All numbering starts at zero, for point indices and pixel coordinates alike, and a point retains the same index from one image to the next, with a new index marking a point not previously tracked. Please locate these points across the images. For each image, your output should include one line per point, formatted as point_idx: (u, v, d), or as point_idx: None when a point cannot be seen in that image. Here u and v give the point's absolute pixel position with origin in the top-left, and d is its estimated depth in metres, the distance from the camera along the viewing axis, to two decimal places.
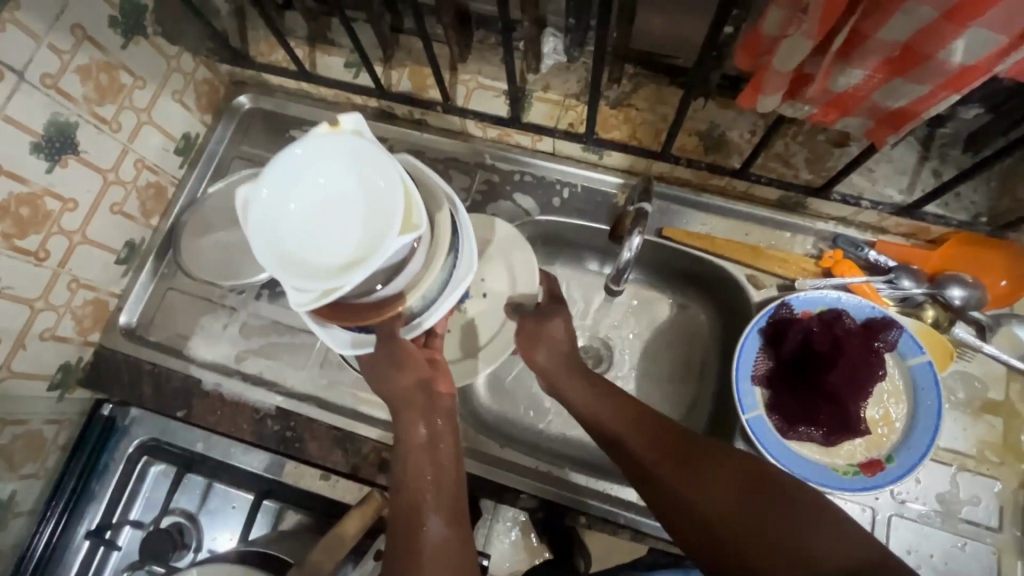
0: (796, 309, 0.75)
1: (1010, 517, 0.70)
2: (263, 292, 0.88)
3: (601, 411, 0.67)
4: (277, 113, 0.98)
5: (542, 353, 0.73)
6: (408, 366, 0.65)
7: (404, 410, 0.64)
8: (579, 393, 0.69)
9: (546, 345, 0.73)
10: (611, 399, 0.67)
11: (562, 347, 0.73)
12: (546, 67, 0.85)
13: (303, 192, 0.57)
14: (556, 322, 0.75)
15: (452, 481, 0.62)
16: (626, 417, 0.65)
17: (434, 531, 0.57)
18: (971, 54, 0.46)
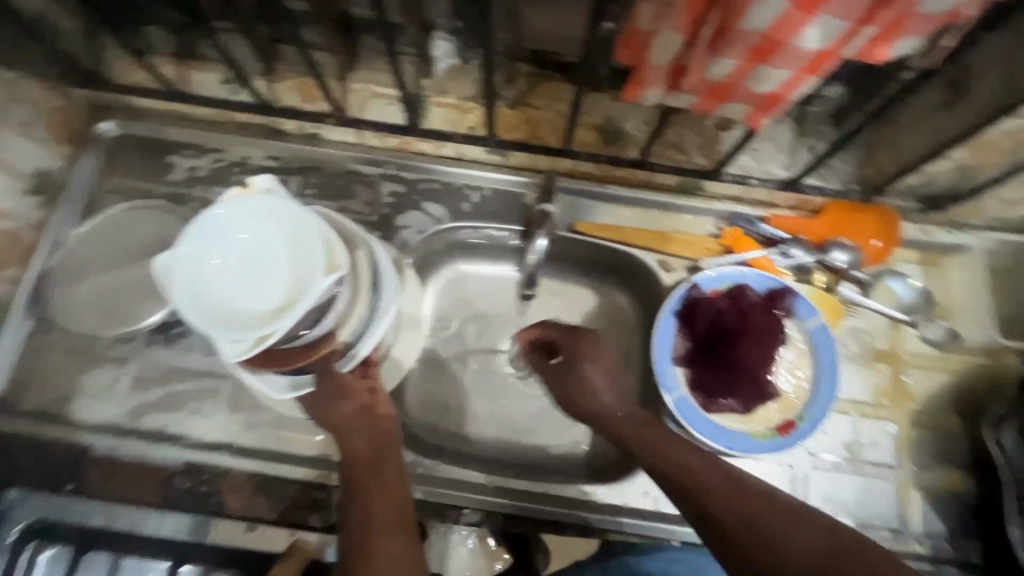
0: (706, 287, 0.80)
1: (904, 453, 0.78)
2: (156, 337, 0.79)
3: (649, 440, 0.63)
4: (149, 137, 0.88)
5: (590, 381, 0.70)
6: (340, 390, 0.67)
7: (343, 430, 0.65)
8: (629, 426, 0.66)
9: (585, 382, 0.70)
10: (660, 432, 0.63)
11: (600, 376, 0.70)
12: (440, 71, 0.83)
13: (226, 250, 0.62)
14: (596, 354, 0.72)
15: (392, 492, 0.61)
16: (656, 443, 0.62)
17: (384, 531, 0.58)
18: (823, 39, 0.50)
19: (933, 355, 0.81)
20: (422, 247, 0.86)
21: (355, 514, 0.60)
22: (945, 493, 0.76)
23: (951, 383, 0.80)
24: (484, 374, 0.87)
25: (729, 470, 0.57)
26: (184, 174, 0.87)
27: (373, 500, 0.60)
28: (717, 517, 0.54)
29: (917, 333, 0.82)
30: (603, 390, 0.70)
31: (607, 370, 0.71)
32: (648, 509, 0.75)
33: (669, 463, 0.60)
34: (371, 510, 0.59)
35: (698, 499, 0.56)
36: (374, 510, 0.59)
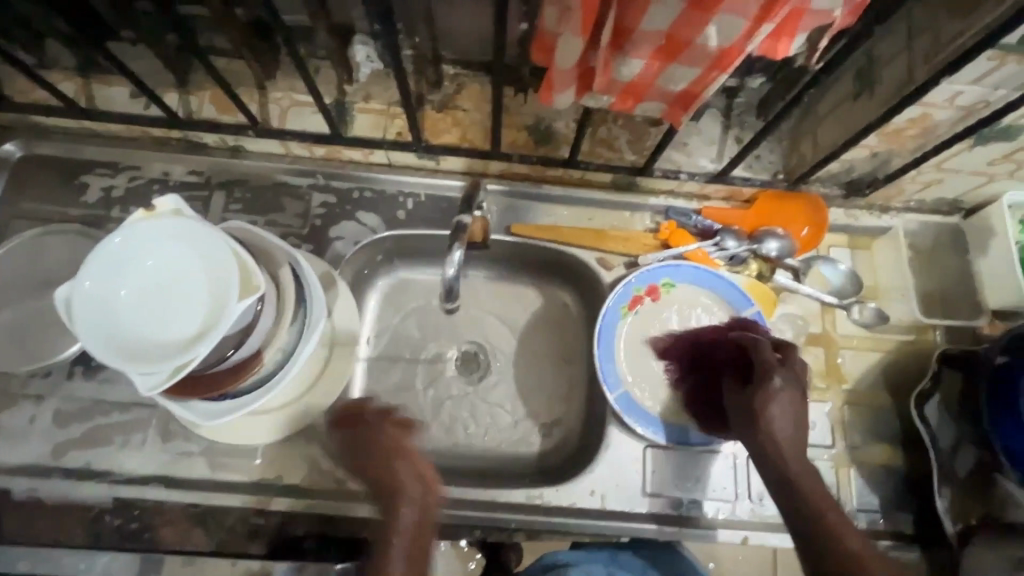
0: (641, 284, 0.82)
1: (840, 432, 0.80)
2: (77, 369, 0.75)
3: (800, 474, 0.61)
4: (59, 157, 0.83)
5: (780, 434, 0.63)
6: (386, 449, 0.70)
7: (385, 481, 0.69)
8: (801, 460, 0.62)
9: (787, 418, 0.63)
10: (815, 478, 0.62)
11: (792, 424, 0.64)
12: (364, 75, 0.80)
13: (133, 279, 0.59)
14: (792, 390, 0.65)
15: (414, 540, 0.66)
16: (812, 484, 0.61)
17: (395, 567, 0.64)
18: (724, 38, 0.50)
19: (863, 336, 0.84)
20: (358, 258, 0.84)
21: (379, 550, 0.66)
22: (879, 468, 0.79)
23: (881, 361, 0.83)
24: (430, 382, 0.85)
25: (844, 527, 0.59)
26: (98, 196, 0.82)
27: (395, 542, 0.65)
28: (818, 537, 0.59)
29: (849, 316, 0.84)
30: (792, 444, 0.63)
31: (795, 419, 0.64)
32: (597, 507, 0.76)
33: (822, 502, 0.61)
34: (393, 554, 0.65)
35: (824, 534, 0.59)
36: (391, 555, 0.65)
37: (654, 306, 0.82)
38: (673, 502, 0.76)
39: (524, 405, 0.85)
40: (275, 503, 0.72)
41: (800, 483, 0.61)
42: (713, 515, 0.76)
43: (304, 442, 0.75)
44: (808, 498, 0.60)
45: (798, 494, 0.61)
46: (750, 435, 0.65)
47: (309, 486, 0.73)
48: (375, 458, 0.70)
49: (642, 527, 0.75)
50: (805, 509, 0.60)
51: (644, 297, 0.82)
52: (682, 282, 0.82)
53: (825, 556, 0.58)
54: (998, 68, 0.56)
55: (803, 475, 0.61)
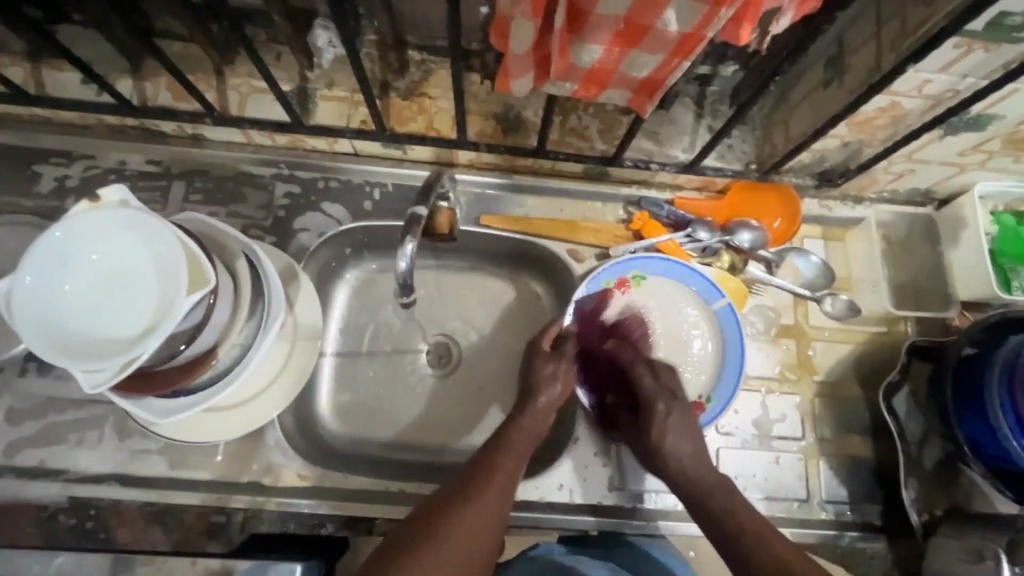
0: (612, 276, 0.80)
1: (810, 424, 0.80)
2: (29, 366, 0.73)
3: (714, 495, 0.62)
4: (9, 146, 0.80)
5: (678, 456, 0.65)
6: (560, 365, 0.71)
7: (540, 402, 0.68)
8: (703, 473, 0.64)
9: (680, 436, 0.66)
10: (727, 487, 0.63)
11: (689, 444, 0.66)
12: (327, 61, 0.78)
13: (76, 273, 0.56)
14: (677, 410, 0.68)
15: (506, 482, 0.60)
16: (722, 502, 0.61)
17: (488, 497, 0.57)
18: (684, 21, 0.48)
19: (835, 328, 0.83)
20: (323, 250, 0.82)
21: (466, 482, 0.59)
22: (848, 460, 0.79)
23: (852, 353, 0.82)
24: (399, 375, 0.84)
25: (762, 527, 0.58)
26: (51, 186, 0.79)
27: (495, 476, 0.60)
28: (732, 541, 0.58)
29: (821, 308, 0.83)
30: (696, 463, 0.65)
31: (691, 439, 0.67)
32: (567, 501, 0.75)
33: (737, 512, 0.60)
34: (481, 492, 0.58)
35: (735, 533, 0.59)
36: (485, 488, 0.58)
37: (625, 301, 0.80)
38: (643, 496, 0.76)
39: (495, 399, 0.84)
40: (236, 500, 0.71)
41: (711, 500, 0.62)
42: (682, 508, 0.76)
43: (266, 439, 0.73)
44: (722, 518, 0.60)
45: (714, 519, 0.61)
46: (655, 468, 0.67)
47: (272, 483, 0.72)
48: (536, 377, 0.70)
49: (612, 522, 0.75)
50: (720, 528, 0.60)
51: (615, 290, 0.80)
52: (653, 275, 0.81)
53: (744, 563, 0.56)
54: (963, 58, 0.55)
55: (716, 493, 0.62)
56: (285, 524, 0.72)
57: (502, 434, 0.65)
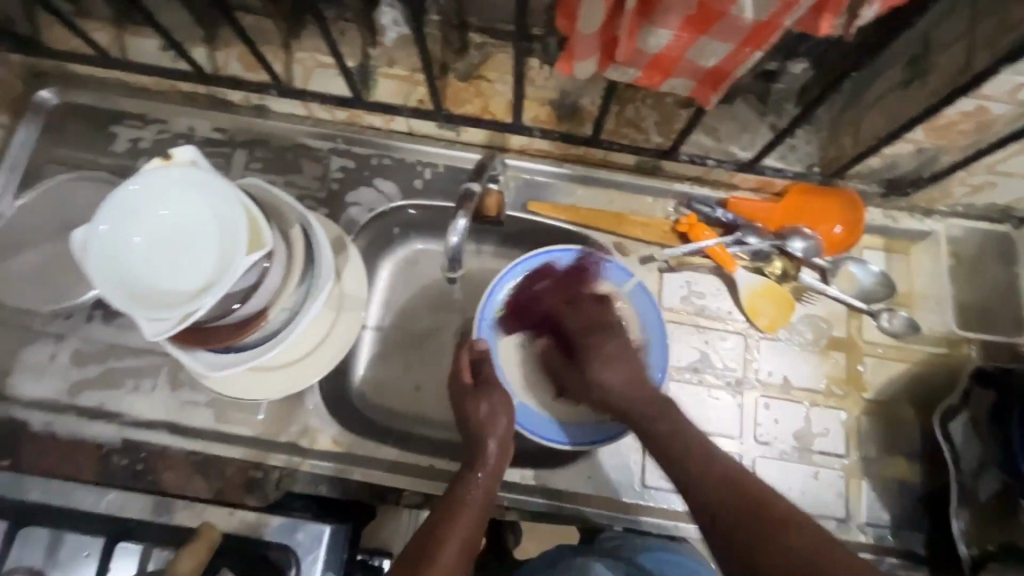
0: (514, 283, 0.78)
1: (854, 442, 0.77)
2: (96, 313, 0.78)
3: (670, 436, 0.64)
4: (91, 107, 0.84)
5: (615, 390, 0.70)
6: (496, 404, 0.70)
7: (485, 452, 0.68)
8: (643, 401, 0.68)
9: (620, 365, 0.71)
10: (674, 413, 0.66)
11: (627, 373, 0.70)
12: (389, 40, 0.79)
13: (145, 226, 0.60)
14: (620, 343, 0.72)
15: (476, 513, 0.64)
16: (699, 456, 0.61)
17: (443, 564, 0.59)
18: (760, 9, 0.46)
19: (891, 345, 0.79)
20: (372, 225, 0.84)
21: (421, 548, 0.61)
22: (893, 483, 0.75)
23: (906, 373, 0.78)
24: (434, 354, 0.85)
25: (708, 451, 0.62)
26: (126, 146, 0.84)
27: (452, 538, 0.61)
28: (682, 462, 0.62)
29: (876, 322, 0.80)
30: (631, 388, 0.69)
31: (624, 366, 0.71)
32: (590, 495, 0.74)
33: (690, 441, 0.63)
34: (452, 529, 0.62)
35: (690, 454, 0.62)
36: (439, 556, 0.60)
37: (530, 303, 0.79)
38: (671, 497, 0.75)
39: None
40: (274, 458, 0.74)
41: (658, 425, 0.65)
42: None
43: (306, 403, 0.76)
44: (674, 445, 0.63)
45: (668, 441, 0.64)
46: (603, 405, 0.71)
47: (308, 445, 0.74)
48: (476, 424, 0.70)
49: (634, 518, 0.74)
50: (704, 487, 0.59)
51: (519, 295, 0.78)
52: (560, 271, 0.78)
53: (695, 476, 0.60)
54: None
55: (686, 456, 0.62)
56: (319, 487, 0.74)
57: (450, 491, 0.66)
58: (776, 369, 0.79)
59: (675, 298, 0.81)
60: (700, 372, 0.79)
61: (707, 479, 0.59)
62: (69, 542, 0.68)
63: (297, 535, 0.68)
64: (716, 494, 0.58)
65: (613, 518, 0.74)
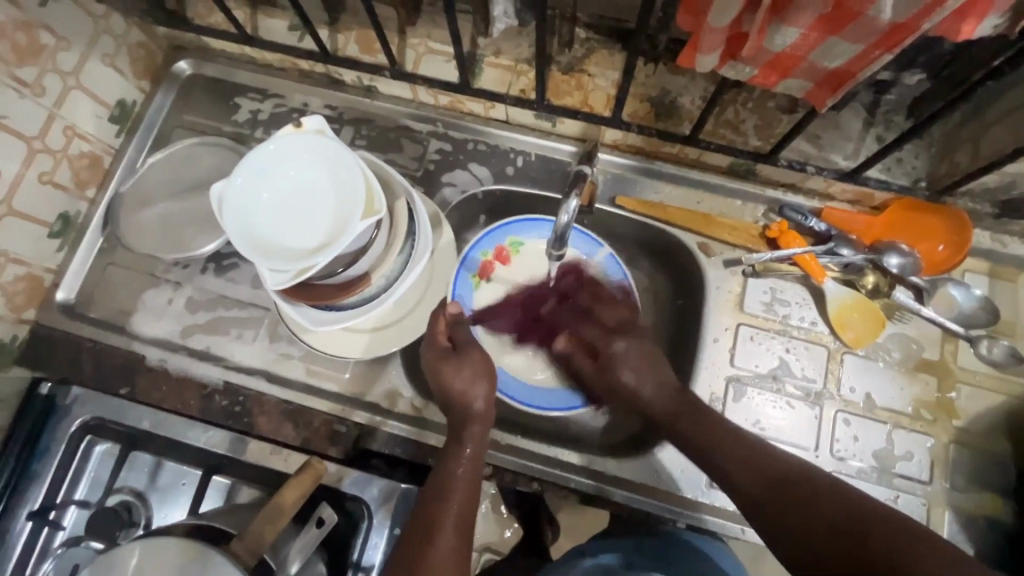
0: (488, 248, 0.84)
1: (939, 470, 0.74)
2: (209, 266, 0.85)
3: (695, 434, 0.66)
4: (220, 80, 0.92)
5: (647, 394, 0.71)
6: (473, 371, 0.70)
7: (470, 420, 0.68)
8: (665, 404, 0.70)
9: (631, 365, 0.72)
10: (701, 407, 0.68)
11: (648, 379, 0.71)
12: (498, 31, 0.81)
13: (274, 184, 0.65)
14: (635, 349, 0.73)
15: (467, 498, 0.63)
16: (726, 443, 0.64)
17: (443, 545, 0.59)
18: (900, 11, 0.46)
19: (987, 373, 0.76)
20: (462, 206, 0.88)
21: (423, 528, 0.60)
22: (978, 518, 0.73)
23: (1002, 404, 0.75)
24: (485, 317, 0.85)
25: (766, 450, 0.63)
26: (247, 117, 0.91)
27: (445, 517, 0.61)
28: (732, 479, 0.62)
29: (974, 349, 0.76)
30: (649, 389, 0.71)
31: (647, 365, 0.72)
32: (654, 486, 0.76)
33: (733, 445, 0.63)
34: (443, 521, 0.60)
35: (743, 465, 0.62)
36: (438, 539, 0.59)
37: (506, 270, 0.85)
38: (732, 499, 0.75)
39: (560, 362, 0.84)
40: (356, 415, 0.78)
41: (681, 427, 0.67)
42: None
43: (391, 367, 0.80)
44: (703, 448, 0.65)
45: (700, 446, 0.65)
46: (637, 406, 0.73)
47: (389, 407, 0.79)
48: (457, 397, 0.69)
49: (697, 516, 0.75)
50: (734, 469, 0.62)
51: (493, 262, 0.85)
52: (528, 239, 0.85)
53: (748, 490, 0.60)
54: None
55: (713, 439, 0.65)
56: (393, 448, 0.78)
57: (440, 468, 0.66)
58: (858, 386, 0.77)
59: (758, 304, 0.80)
60: (778, 379, 0.78)
61: (736, 462, 0.62)
62: (168, 470, 0.80)
63: (372, 489, 0.74)
64: (770, 504, 0.58)
65: (674, 512, 0.75)
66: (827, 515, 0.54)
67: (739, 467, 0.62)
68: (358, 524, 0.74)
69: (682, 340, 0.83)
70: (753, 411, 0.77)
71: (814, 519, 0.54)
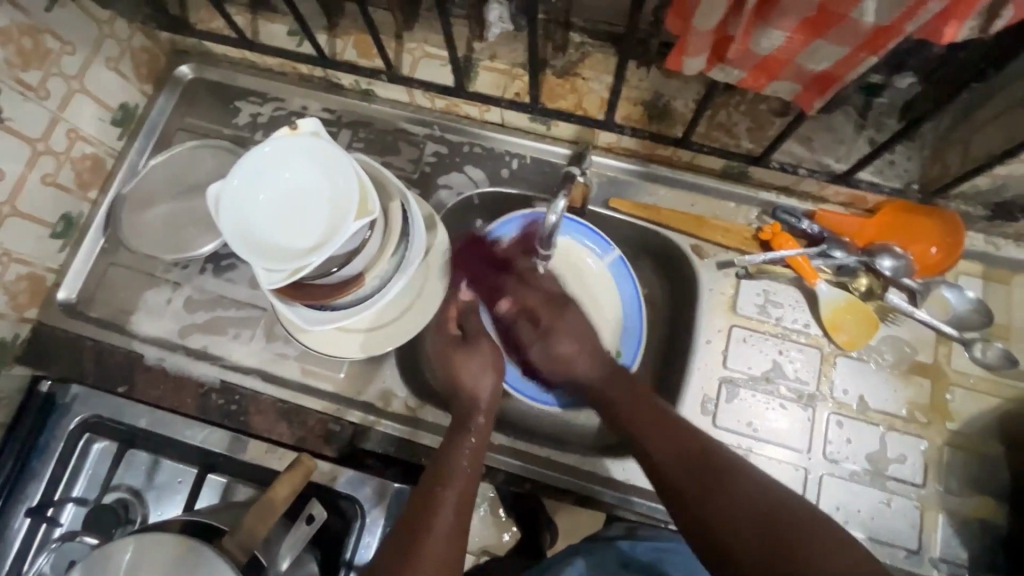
0: (501, 239, 0.87)
1: (933, 473, 0.74)
2: (208, 267, 0.86)
3: (625, 411, 0.68)
4: (221, 83, 0.93)
5: (583, 368, 0.74)
6: (482, 365, 0.72)
7: (478, 411, 0.69)
8: (596, 377, 0.73)
9: (569, 335, 0.75)
10: (628, 387, 0.71)
11: (579, 348, 0.74)
12: (493, 35, 0.83)
13: (271, 185, 0.66)
14: (575, 322, 0.76)
15: (467, 487, 0.63)
16: (661, 423, 0.66)
17: (440, 531, 0.59)
18: (883, 13, 0.47)
19: (982, 376, 0.76)
20: (458, 208, 0.89)
21: (420, 514, 0.60)
22: (972, 522, 0.72)
23: (996, 407, 0.75)
24: None
25: (694, 434, 0.64)
26: (247, 120, 0.92)
27: (444, 505, 0.61)
28: (654, 456, 0.64)
29: (968, 352, 0.76)
30: (581, 361, 0.74)
31: (585, 337, 0.75)
32: (642, 487, 0.76)
33: (660, 428, 0.65)
34: (441, 506, 0.61)
35: (674, 447, 0.63)
36: (435, 525, 0.59)
37: None
38: None
39: None
40: (351, 414, 0.79)
41: (609, 401, 0.71)
42: None
43: (385, 366, 0.80)
44: (630, 424, 0.68)
45: (631, 423, 0.67)
46: (569, 378, 0.75)
47: (384, 406, 0.79)
48: (465, 391, 0.71)
49: None
50: (659, 452, 0.64)
51: None
52: None
53: (667, 468, 0.63)
54: None
55: (649, 430, 0.66)
56: (387, 447, 0.78)
57: (441, 456, 0.66)
58: (852, 388, 0.77)
59: (751, 306, 0.80)
60: (772, 381, 0.78)
61: (666, 445, 0.64)
62: (166, 468, 0.81)
63: (366, 488, 0.76)
64: (688, 483, 0.60)
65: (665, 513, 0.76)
66: (751, 511, 0.56)
67: (667, 448, 0.64)
68: (350, 523, 0.75)
69: (676, 342, 0.83)
70: (746, 412, 0.77)
71: (733, 509, 0.57)
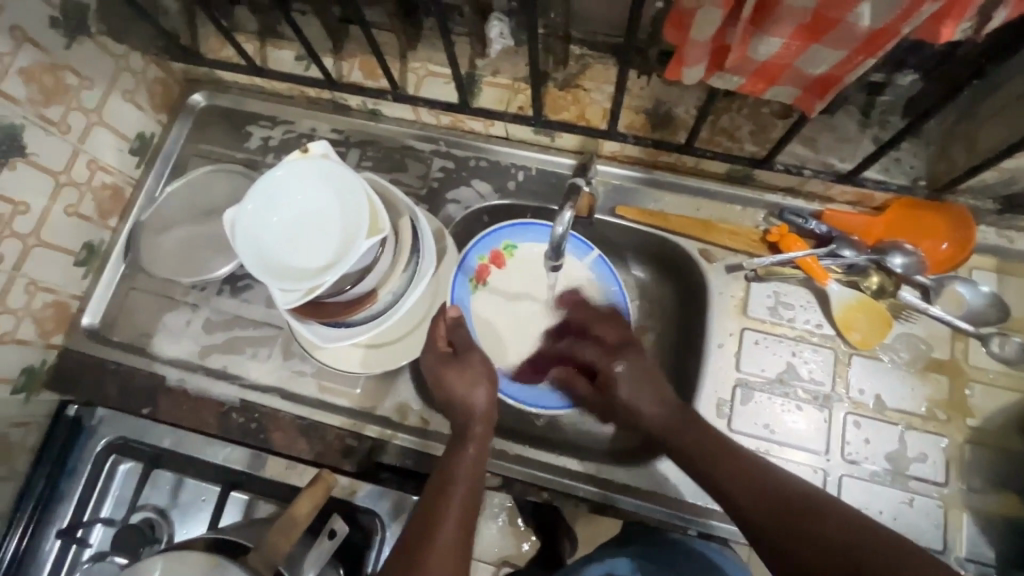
0: (485, 252, 0.88)
1: (955, 470, 0.73)
2: (225, 287, 0.88)
3: (689, 451, 0.67)
4: (233, 110, 0.96)
5: (645, 412, 0.72)
6: (474, 376, 0.71)
7: (473, 420, 0.69)
8: (658, 424, 0.71)
9: (630, 385, 0.73)
10: (691, 426, 0.68)
11: (647, 397, 0.72)
12: (495, 52, 0.84)
13: (284, 208, 0.68)
14: (632, 373, 0.74)
15: (467, 503, 0.63)
16: (729, 456, 0.65)
17: (443, 541, 0.60)
18: (878, 16, 0.47)
19: (1000, 371, 0.75)
20: (466, 222, 0.90)
21: (421, 530, 0.61)
22: (997, 519, 0.71)
23: (1018, 402, 0.74)
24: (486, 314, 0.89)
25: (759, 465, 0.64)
26: (258, 144, 0.95)
27: (446, 520, 0.62)
28: (727, 493, 0.63)
29: (984, 347, 0.76)
30: (644, 412, 0.72)
31: (643, 382, 0.74)
32: (658, 493, 0.76)
33: (727, 461, 0.65)
34: (444, 521, 0.61)
35: (739, 475, 0.63)
36: (439, 535, 0.60)
37: (502, 273, 0.89)
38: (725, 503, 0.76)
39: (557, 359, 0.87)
40: (370, 429, 0.80)
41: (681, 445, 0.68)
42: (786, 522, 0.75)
43: (400, 380, 0.82)
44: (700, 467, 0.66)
45: (699, 464, 0.66)
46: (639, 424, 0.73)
47: (400, 420, 0.80)
48: (460, 403, 0.70)
49: (711, 524, 0.75)
50: (728, 481, 0.63)
51: (490, 265, 0.89)
52: (523, 242, 0.89)
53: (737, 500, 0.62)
54: None
55: (716, 465, 0.65)
56: (405, 461, 0.79)
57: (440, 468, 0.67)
58: (868, 388, 0.76)
59: (762, 308, 0.80)
60: (787, 383, 0.77)
61: (735, 478, 0.63)
62: (190, 487, 0.83)
63: (383, 503, 0.77)
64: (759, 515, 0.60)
65: (685, 519, 0.76)
66: (824, 536, 0.56)
67: (738, 485, 0.63)
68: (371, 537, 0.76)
69: (688, 346, 0.83)
70: (763, 415, 0.77)
71: (807, 538, 0.57)
